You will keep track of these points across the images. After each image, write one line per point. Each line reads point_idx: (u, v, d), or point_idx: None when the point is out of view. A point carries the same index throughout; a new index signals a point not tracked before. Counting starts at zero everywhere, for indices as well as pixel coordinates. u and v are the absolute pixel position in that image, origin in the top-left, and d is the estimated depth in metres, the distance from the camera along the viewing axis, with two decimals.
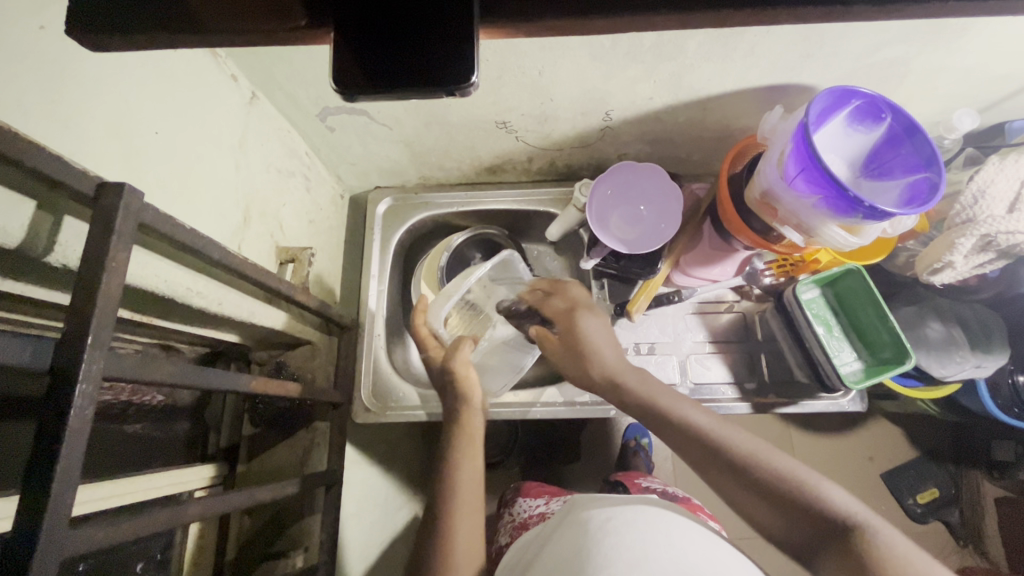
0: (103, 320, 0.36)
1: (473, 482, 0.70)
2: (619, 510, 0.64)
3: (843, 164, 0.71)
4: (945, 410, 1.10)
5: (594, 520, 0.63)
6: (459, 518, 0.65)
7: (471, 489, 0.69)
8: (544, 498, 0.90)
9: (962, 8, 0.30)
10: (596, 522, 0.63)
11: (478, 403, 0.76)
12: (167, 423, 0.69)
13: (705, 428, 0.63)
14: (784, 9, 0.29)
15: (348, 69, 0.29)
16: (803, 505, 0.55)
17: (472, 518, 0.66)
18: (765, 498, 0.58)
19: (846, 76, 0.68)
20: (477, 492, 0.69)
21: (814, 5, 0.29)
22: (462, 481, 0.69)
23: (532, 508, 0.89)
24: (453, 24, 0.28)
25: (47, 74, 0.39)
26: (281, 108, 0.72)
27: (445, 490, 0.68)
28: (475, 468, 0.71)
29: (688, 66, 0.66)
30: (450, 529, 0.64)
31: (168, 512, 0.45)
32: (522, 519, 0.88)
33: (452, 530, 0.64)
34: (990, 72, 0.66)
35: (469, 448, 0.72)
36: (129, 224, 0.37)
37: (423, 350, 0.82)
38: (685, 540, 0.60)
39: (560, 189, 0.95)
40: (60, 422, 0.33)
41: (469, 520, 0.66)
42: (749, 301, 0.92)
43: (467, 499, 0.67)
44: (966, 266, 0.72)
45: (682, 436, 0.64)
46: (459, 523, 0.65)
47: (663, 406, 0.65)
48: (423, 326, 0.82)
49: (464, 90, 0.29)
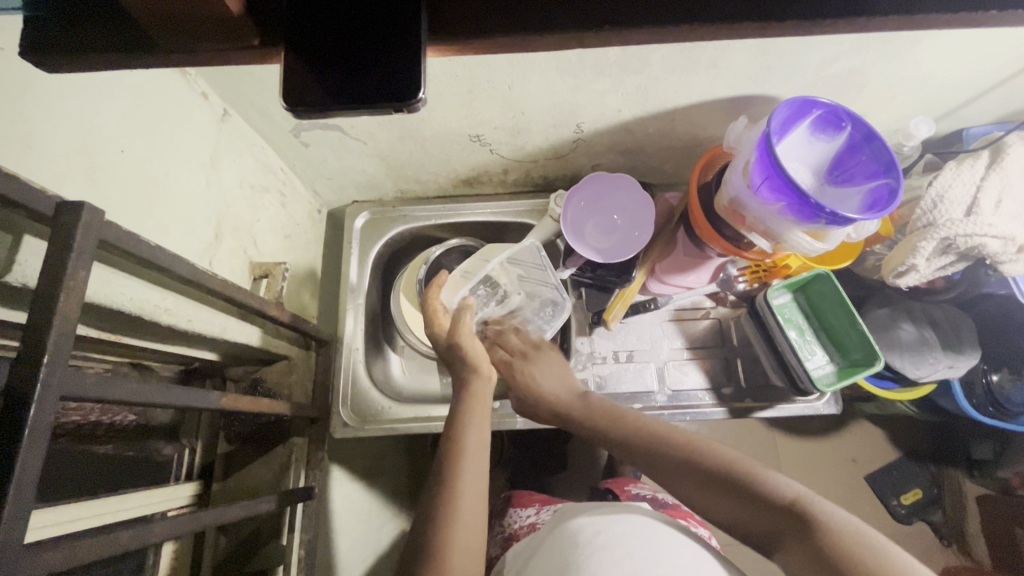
0: (61, 339, 0.36)
1: (481, 449, 0.67)
2: (609, 523, 0.64)
3: (808, 172, 0.73)
4: (923, 411, 1.12)
5: (584, 533, 0.63)
6: (462, 483, 0.62)
7: (477, 454, 0.65)
8: (535, 508, 0.90)
9: (891, 22, 0.32)
10: (586, 535, 0.62)
11: (486, 371, 0.74)
12: (139, 443, 0.68)
13: (653, 426, 0.65)
14: (721, 25, 0.31)
15: (300, 87, 0.30)
16: (750, 490, 0.56)
17: (477, 484, 0.63)
18: (729, 502, 0.57)
19: (806, 87, 0.70)
20: (483, 462, 0.66)
21: (748, 21, 0.30)
22: (468, 446, 0.66)
23: (523, 519, 0.88)
24: (403, 44, 0.29)
25: (6, 95, 0.39)
26: (254, 124, 0.72)
27: (453, 453, 0.65)
28: (483, 435, 0.68)
29: (654, 79, 0.67)
30: (451, 494, 0.61)
31: (134, 533, 0.45)
32: (512, 531, 0.88)
33: (455, 496, 0.61)
34: (944, 81, 0.69)
35: (476, 414, 0.69)
36: (88, 242, 0.37)
37: (429, 323, 0.80)
38: (677, 553, 0.59)
39: (537, 201, 0.96)
40: (15, 443, 0.33)
41: (473, 484, 0.63)
42: (724, 307, 0.93)
43: (474, 464, 0.64)
44: (929, 268, 0.74)
45: (645, 440, 0.64)
46: (463, 487, 0.62)
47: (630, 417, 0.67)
48: (436, 300, 0.82)
49: (411, 106, 0.30)
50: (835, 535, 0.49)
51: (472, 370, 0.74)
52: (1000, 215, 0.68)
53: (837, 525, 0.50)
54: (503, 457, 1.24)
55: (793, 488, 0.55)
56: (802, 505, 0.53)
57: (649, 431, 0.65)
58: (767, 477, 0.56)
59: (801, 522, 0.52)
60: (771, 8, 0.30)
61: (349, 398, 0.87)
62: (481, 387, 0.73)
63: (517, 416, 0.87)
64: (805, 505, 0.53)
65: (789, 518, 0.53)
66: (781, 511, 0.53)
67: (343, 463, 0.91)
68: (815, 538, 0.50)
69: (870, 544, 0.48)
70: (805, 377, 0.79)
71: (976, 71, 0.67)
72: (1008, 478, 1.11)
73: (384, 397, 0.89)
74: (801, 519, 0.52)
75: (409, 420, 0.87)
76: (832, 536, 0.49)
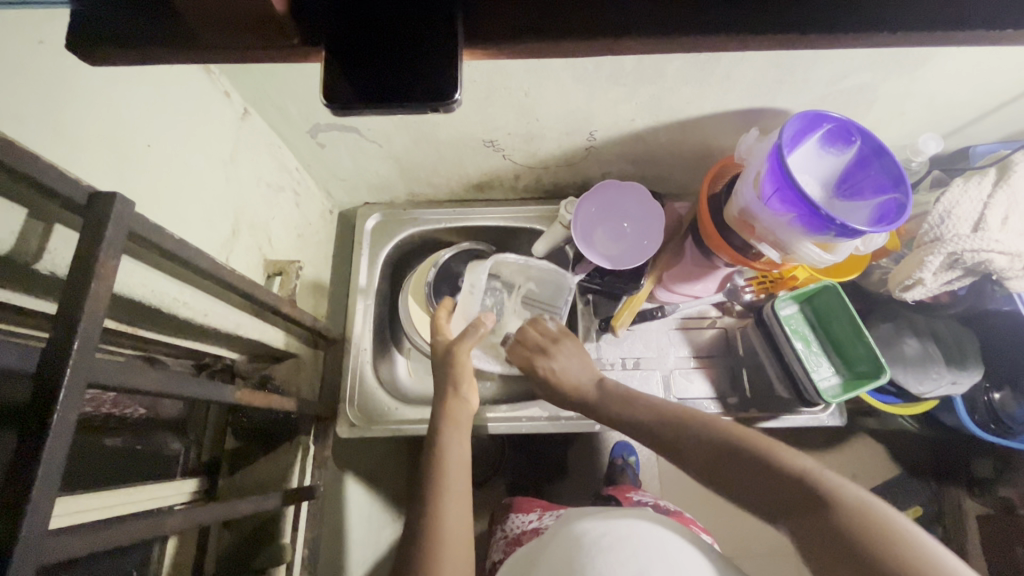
0: (91, 327, 0.36)
1: (461, 468, 0.67)
2: (613, 525, 0.64)
3: (817, 184, 0.74)
4: (925, 427, 1.12)
5: (588, 535, 0.63)
6: (446, 505, 0.62)
7: (459, 473, 0.66)
8: (537, 512, 0.90)
9: (911, 39, 0.33)
10: (591, 537, 0.63)
11: (466, 394, 0.75)
12: (149, 436, 0.69)
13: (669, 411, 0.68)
14: (746, 36, 0.32)
15: (338, 86, 0.31)
16: (758, 462, 0.57)
17: (461, 502, 0.64)
18: (746, 473, 0.58)
19: (818, 101, 0.71)
20: (464, 481, 0.66)
21: (773, 33, 0.31)
22: (449, 466, 0.66)
23: (526, 523, 0.88)
24: (438, 48, 0.30)
25: (43, 85, 0.40)
26: (273, 124, 0.73)
27: (434, 473, 0.65)
28: (463, 454, 0.69)
29: (668, 90, 0.69)
30: (436, 514, 0.61)
31: (147, 523, 0.45)
32: (514, 536, 0.88)
33: (440, 517, 0.61)
34: (952, 99, 0.70)
35: (455, 434, 0.70)
36: (120, 232, 0.38)
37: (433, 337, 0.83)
38: (680, 555, 0.60)
39: (546, 207, 0.97)
40: (44, 425, 0.33)
41: (456, 504, 0.63)
42: (730, 317, 0.94)
43: (456, 479, 0.65)
44: (935, 283, 0.75)
45: (660, 423, 0.67)
46: (447, 506, 0.62)
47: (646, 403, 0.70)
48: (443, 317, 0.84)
49: (447, 106, 0.31)
50: (833, 497, 0.51)
51: (454, 393, 0.74)
52: (1007, 232, 0.69)
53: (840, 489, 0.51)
54: (504, 462, 1.24)
55: (808, 464, 0.56)
56: (812, 476, 0.54)
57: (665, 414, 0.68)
58: (777, 448, 0.58)
59: (811, 491, 0.52)
60: (796, 20, 0.31)
61: (356, 398, 0.88)
62: (458, 408, 0.74)
63: (522, 419, 0.87)
64: (809, 474, 0.54)
65: (800, 488, 0.53)
66: (791, 481, 0.54)
67: (347, 464, 0.91)
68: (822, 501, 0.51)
69: (874, 511, 0.48)
70: (810, 388, 0.80)
71: (984, 89, 0.68)
72: (1009, 497, 1.11)
73: (391, 398, 0.89)
74: (807, 485, 0.53)
75: (415, 421, 0.87)
76: (839, 498, 0.50)
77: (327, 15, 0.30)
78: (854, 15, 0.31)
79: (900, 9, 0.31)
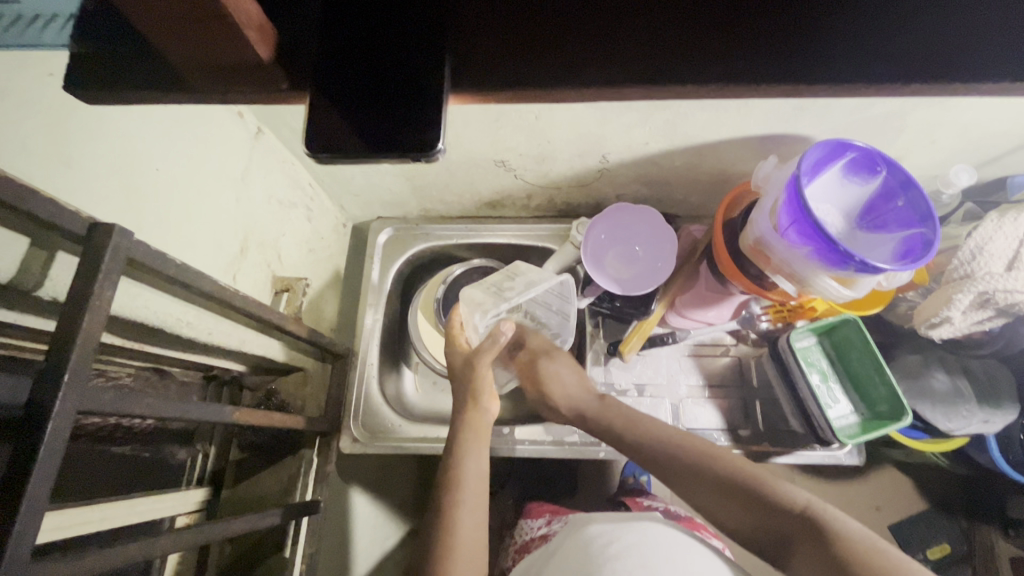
0: (83, 356, 0.37)
1: (478, 480, 0.67)
2: (622, 532, 0.63)
3: (839, 215, 0.70)
4: (956, 462, 1.07)
5: (596, 544, 0.62)
6: (460, 519, 0.62)
7: (474, 487, 0.65)
8: (546, 518, 0.89)
9: (895, 85, 0.33)
10: (598, 546, 0.62)
11: (484, 403, 0.73)
12: (156, 446, 0.70)
13: (655, 434, 0.68)
14: (722, 84, 0.33)
15: (326, 130, 0.32)
16: (754, 495, 0.59)
17: (476, 516, 0.63)
18: (738, 509, 0.59)
19: (840, 128, 0.68)
20: (481, 493, 0.66)
21: (757, 83, 0.33)
22: (466, 476, 0.66)
23: (533, 530, 0.87)
24: (424, 98, 0.32)
25: (51, 121, 0.41)
26: (285, 141, 0.73)
27: (450, 485, 0.65)
28: (480, 463, 0.68)
29: (684, 115, 0.67)
30: (449, 527, 0.61)
31: (140, 545, 0.46)
32: (523, 542, 0.86)
33: (452, 528, 0.61)
34: (989, 128, 0.66)
35: (473, 445, 0.69)
36: (117, 262, 0.38)
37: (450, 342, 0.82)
38: (689, 561, 0.59)
39: (559, 226, 0.96)
40: (31, 456, 0.34)
41: (471, 515, 0.63)
42: (745, 345, 0.90)
43: (472, 492, 0.65)
44: (964, 322, 0.71)
45: (646, 446, 0.67)
46: (461, 517, 0.62)
47: (635, 427, 0.70)
48: (458, 323, 0.82)
49: (429, 156, 0.32)
50: (840, 538, 0.52)
51: (471, 403, 0.73)
52: None
53: (844, 530, 0.52)
54: (513, 477, 1.23)
55: (801, 496, 0.57)
56: (810, 513, 0.55)
57: (653, 437, 0.67)
58: (776, 484, 0.59)
59: (811, 531, 0.54)
60: (774, 73, 0.33)
61: (361, 413, 0.88)
62: (478, 418, 0.73)
63: (526, 444, 0.85)
64: (813, 511, 0.55)
65: (803, 526, 0.55)
66: (790, 516, 0.56)
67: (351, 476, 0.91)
68: (830, 546, 0.52)
69: (875, 548, 0.51)
70: (826, 427, 0.77)
71: (1023, 120, 0.64)
72: None
73: (395, 415, 0.89)
74: (810, 525, 0.54)
75: (417, 440, 0.86)
76: (843, 543, 0.51)
77: (325, 77, 0.32)
78: (839, 68, 0.33)
79: (880, 56, 0.33)
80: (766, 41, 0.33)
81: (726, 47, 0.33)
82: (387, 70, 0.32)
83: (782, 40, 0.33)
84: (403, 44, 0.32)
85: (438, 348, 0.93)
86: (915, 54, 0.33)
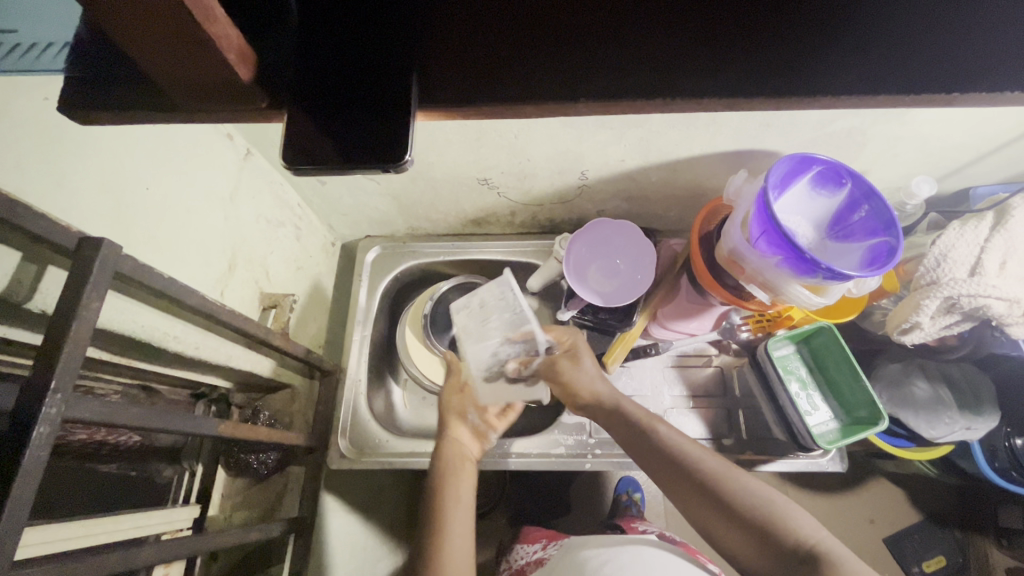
0: (70, 364, 0.38)
1: (467, 510, 0.70)
2: (617, 553, 0.64)
3: (809, 225, 0.73)
4: (944, 471, 1.07)
5: (591, 564, 0.63)
6: (449, 537, 0.66)
7: (464, 512, 0.70)
8: (541, 543, 0.88)
9: (838, 95, 0.36)
10: (593, 566, 0.63)
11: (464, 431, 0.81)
12: (142, 463, 0.70)
13: (679, 448, 0.66)
14: (676, 96, 0.36)
15: (302, 145, 0.34)
16: (763, 525, 0.58)
17: (464, 539, 0.67)
18: (766, 544, 0.57)
19: (806, 143, 0.71)
20: (470, 517, 0.70)
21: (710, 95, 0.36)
22: (455, 499, 0.70)
23: (529, 554, 0.87)
24: (394, 114, 0.34)
25: (45, 142, 0.43)
26: (274, 163, 0.76)
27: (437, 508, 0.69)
28: (468, 491, 0.72)
29: (656, 132, 0.70)
30: (438, 546, 0.65)
31: (122, 556, 0.46)
32: (519, 567, 0.86)
33: (441, 544, 0.65)
34: (946, 141, 0.69)
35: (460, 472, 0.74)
36: (105, 274, 0.40)
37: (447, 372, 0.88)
38: None
39: (543, 242, 0.98)
40: (13, 463, 0.35)
41: (461, 538, 0.67)
42: (727, 356, 0.92)
43: (462, 518, 0.69)
44: (934, 326, 0.73)
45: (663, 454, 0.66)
46: (451, 535, 0.66)
47: (657, 434, 0.68)
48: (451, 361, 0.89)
49: (399, 166, 0.34)
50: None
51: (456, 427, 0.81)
52: (1006, 277, 0.67)
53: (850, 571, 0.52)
54: (505, 495, 1.23)
55: (813, 533, 0.56)
56: (819, 549, 0.54)
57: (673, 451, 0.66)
58: (788, 516, 0.58)
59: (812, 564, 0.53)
60: (724, 88, 0.36)
61: (348, 429, 0.88)
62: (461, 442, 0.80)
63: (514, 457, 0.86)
64: (821, 549, 0.54)
65: (805, 559, 0.54)
66: (792, 550, 0.55)
67: (340, 493, 0.91)
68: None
69: None
70: (805, 433, 0.78)
71: (978, 133, 0.67)
72: None
73: (383, 430, 0.89)
74: (814, 557, 0.54)
75: (405, 455, 0.86)
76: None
77: (303, 97, 0.35)
78: (784, 84, 0.36)
79: (823, 70, 0.36)
80: (716, 57, 0.36)
81: (688, 65, 0.36)
82: (361, 88, 0.34)
83: (733, 58, 0.36)
84: (378, 67, 0.35)
85: (426, 363, 0.94)
86: (858, 70, 0.35)
